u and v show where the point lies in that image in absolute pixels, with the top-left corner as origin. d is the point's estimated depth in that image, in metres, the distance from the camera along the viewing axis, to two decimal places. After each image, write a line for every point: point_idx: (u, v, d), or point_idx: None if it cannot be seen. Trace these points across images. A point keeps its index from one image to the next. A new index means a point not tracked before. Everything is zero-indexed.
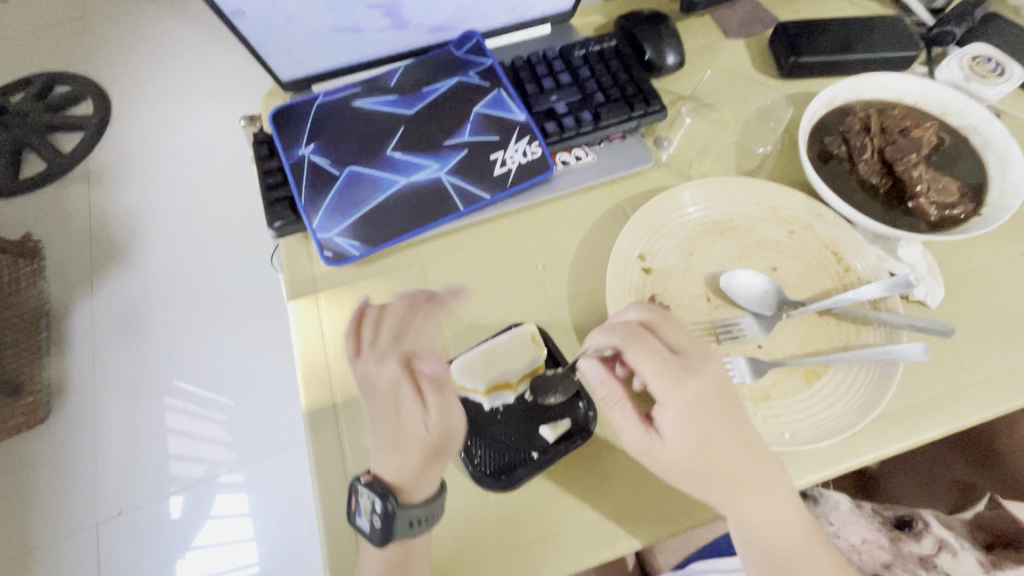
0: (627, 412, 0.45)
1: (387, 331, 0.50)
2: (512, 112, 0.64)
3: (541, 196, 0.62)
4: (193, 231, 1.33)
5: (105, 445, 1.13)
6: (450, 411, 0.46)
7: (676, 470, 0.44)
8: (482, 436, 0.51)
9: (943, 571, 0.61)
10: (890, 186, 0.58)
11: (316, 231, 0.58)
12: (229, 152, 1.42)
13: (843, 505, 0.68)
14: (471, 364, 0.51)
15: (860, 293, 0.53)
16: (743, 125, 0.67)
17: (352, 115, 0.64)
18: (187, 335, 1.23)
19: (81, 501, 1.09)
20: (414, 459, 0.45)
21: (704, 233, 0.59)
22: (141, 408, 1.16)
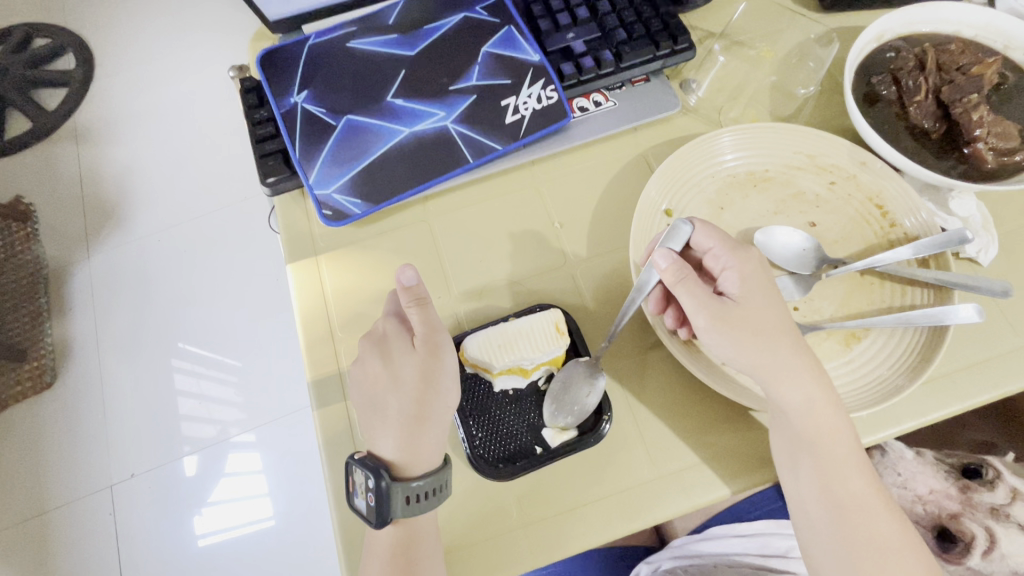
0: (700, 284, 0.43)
1: (406, 293, 0.45)
2: (523, 52, 0.58)
3: (558, 146, 0.57)
4: (188, 190, 1.28)
5: (112, 409, 1.12)
6: (444, 392, 0.45)
7: (749, 348, 0.42)
8: (485, 417, 0.47)
9: (1017, 521, 0.62)
10: (944, 130, 0.52)
11: (313, 187, 0.54)
12: (220, 106, 1.34)
13: (910, 455, 0.67)
14: (486, 343, 0.48)
15: (907, 249, 0.48)
16: (779, 65, 0.60)
17: (348, 58, 0.58)
18: (187, 298, 1.20)
19: (93, 464, 1.09)
20: (399, 429, 0.45)
21: (737, 186, 0.54)
22: (146, 373, 1.15)
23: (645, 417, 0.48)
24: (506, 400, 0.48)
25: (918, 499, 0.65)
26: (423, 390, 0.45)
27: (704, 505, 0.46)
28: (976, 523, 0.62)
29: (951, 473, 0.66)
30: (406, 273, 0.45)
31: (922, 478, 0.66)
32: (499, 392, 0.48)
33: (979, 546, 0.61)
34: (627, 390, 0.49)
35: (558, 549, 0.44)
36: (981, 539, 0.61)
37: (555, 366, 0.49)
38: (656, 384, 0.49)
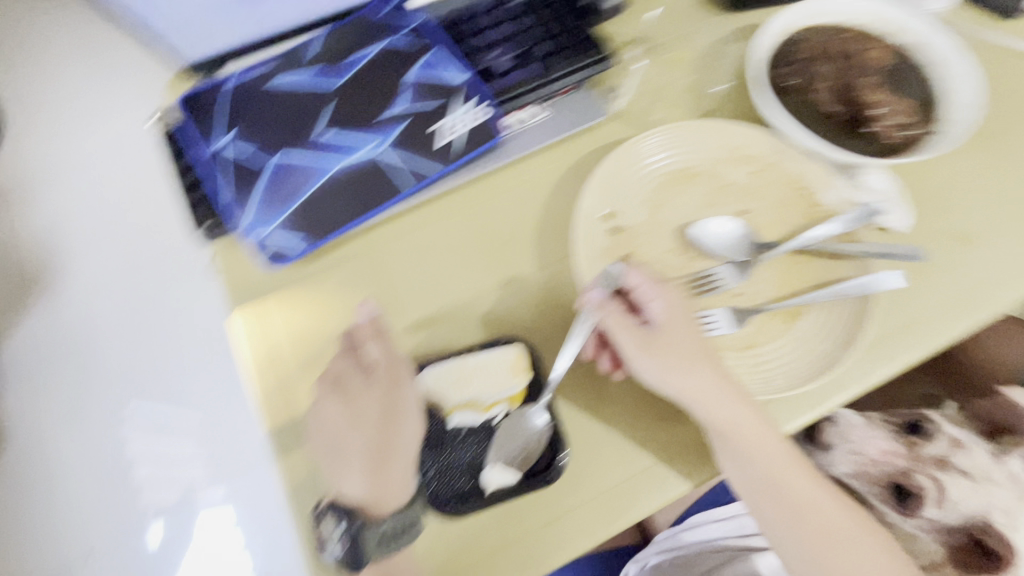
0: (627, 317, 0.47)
1: (367, 328, 0.49)
2: (451, 74, 0.58)
3: (496, 163, 0.58)
4: None
5: None
6: (407, 422, 0.46)
7: (674, 372, 0.45)
8: (440, 456, 0.47)
9: (961, 468, 0.65)
10: (849, 113, 0.56)
11: (250, 229, 0.52)
12: None
13: (858, 422, 0.70)
14: (445, 376, 0.49)
15: (826, 228, 0.52)
16: (695, 66, 0.63)
17: (273, 94, 0.57)
18: None
19: None
20: (365, 462, 0.47)
21: (670, 184, 0.56)
22: None
23: (611, 419, 0.48)
24: (461, 435, 0.48)
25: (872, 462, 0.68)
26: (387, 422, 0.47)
27: (677, 497, 0.47)
28: (927, 477, 0.65)
29: (898, 431, 0.70)
30: (365, 308, 0.51)
31: (873, 441, 0.69)
32: (455, 428, 0.48)
33: (932, 497, 0.64)
34: (591, 394, 0.49)
35: (544, 564, 0.44)
36: (932, 492, 0.64)
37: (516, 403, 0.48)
38: (621, 384, 0.50)
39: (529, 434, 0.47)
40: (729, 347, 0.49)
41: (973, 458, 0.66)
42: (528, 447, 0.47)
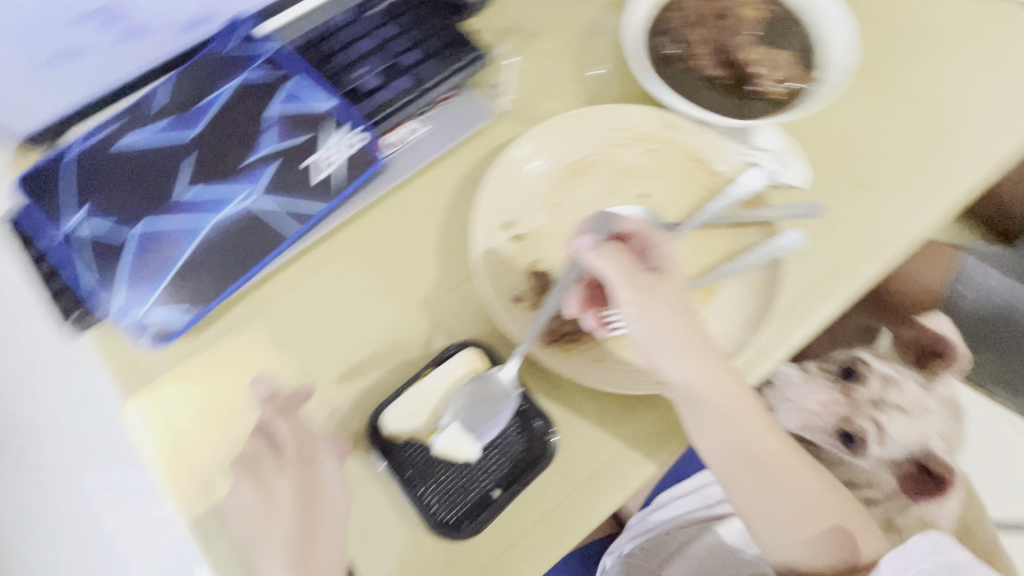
0: (621, 277, 0.42)
1: (266, 405, 0.45)
2: (315, 103, 0.54)
3: (382, 188, 0.54)
4: None
5: None
6: (330, 504, 0.43)
7: (658, 336, 0.42)
8: (434, 482, 0.44)
9: (896, 404, 0.60)
10: (733, 76, 0.55)
11: (123, 314, 0.48)
12: None
13: (793, 376, 0.65)
14: (406, 409, 0.45)
15: (725, 200, 0.51)
16: (575, 51, 0.60)
17: (120, 160, 0.51)
18: None
19: None
20: (284, 555, 0.42)
21: (566, 179, 0.54)
22: None
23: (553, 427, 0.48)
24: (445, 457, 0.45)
25: (815, 417, 0.63)
26: (306, 511, 0.42)
27: (629, 494, 0.46)
28: (866, 419, 0.60)
29: (834, 379, 0.64)
30: (260, 385, 0.46)
31: (810, 393, 0.64)
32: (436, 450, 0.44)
33: (873, 440, 0.59)
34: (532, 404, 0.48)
35: None
36: (872, 433, 0.59)
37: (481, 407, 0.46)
38: (552, 390, 0.48)
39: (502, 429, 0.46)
40: None
41: (908, 389, 0.60)
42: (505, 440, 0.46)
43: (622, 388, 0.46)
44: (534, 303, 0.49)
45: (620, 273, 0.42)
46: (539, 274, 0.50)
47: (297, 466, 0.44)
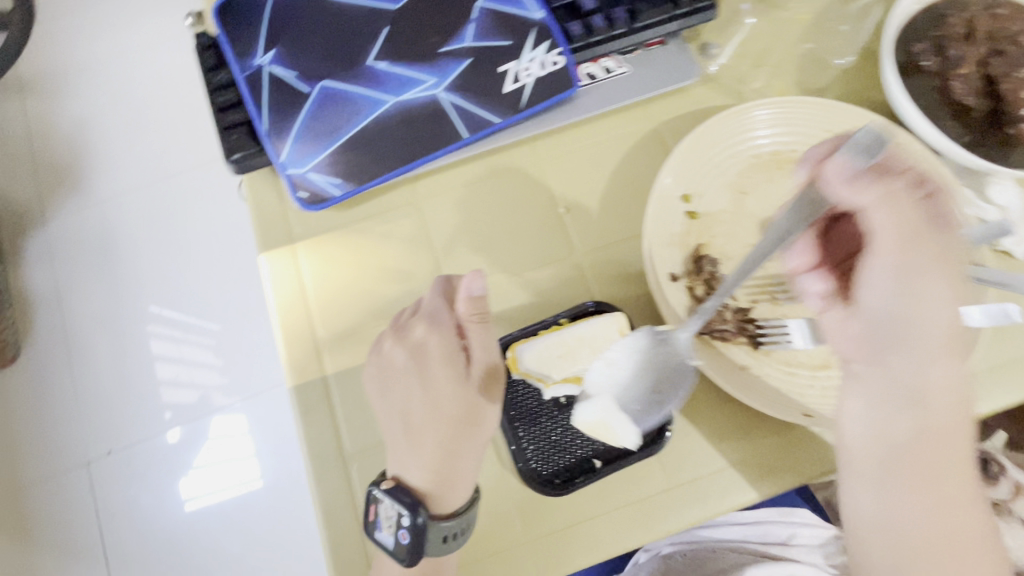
0: (884, 213, 0.33)
1: (468, 303, 0.40)
2: (525, 8, 0.50)
3: (564, 118, 0.51)
4: (152, 152, 1.14)
5: (87, 368, 1.03)
6: (490, 425, 0.40)
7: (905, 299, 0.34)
8: (536, 426, 0.43)
9: None
10: (988, 109, 0.48)
11: (285, 167, 0.47)
12: (178, 72, 1.19)
13: None
14: (544, 352, 0.43)
15: None
16: (810, 30, 0.54)
17: (316, 11, 0.50)
18: (155, 251, 1.09)
19: (66, 434, 1.00)
20: (431, 454, 0.40)
21: (761, 168, 0.49)
22: (117, 343, 1.05)
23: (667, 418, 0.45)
24: (556, 407, 0.44)
25: None
26: (465, 426, 0.40)
27: (729, 511, 0.43)
28: None
29: None
30: (476, 281, 0.40)
31: None
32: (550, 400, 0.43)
33: None
34: None
35: (570, 563, 0.41)
36: None
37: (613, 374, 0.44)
38: None
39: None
40: (796, 364, 0.44)
41: None
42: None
43: (759, 404, 0.42)
44: (689, 286, 0.45)
45: (885, 206, 0.33)
46: (704, 258, 0.46)
47: (471, 378, 0.40)
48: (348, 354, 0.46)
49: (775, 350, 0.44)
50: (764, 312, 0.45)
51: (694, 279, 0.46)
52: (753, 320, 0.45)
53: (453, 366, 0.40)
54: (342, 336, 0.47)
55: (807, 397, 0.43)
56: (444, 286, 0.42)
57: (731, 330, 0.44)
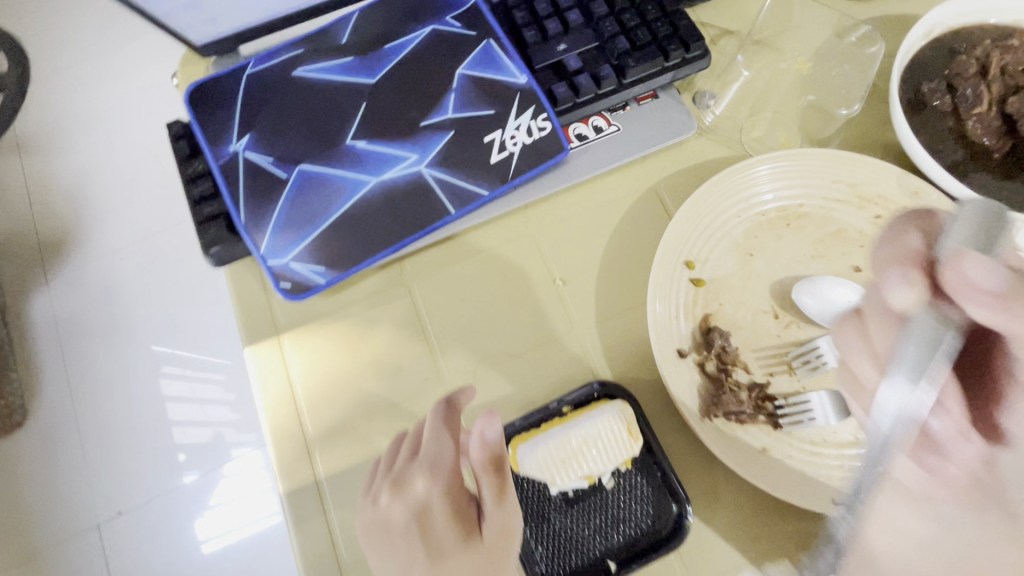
0: None
1: (482, 451, 0.32)
2: (508, 73, 0.48)
3: (555, 184, 0.48)
4: (151, 203, 1.12)
5: (92, 426, 1.00)
6: None
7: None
8: (545, 526, 0.40)
9: None
10: (1007, 150, 0.44)
11: (265, 258, 0.45)
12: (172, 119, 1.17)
13: None
14: (545, 457, 0.37)
15: None
16: (806, 79, 0.52)
17: (291, 91, 0.48)
18: (154, 306, 1.06)
19: (70, 493, 0.96)
20: None
21: (768, 226, 0.46)
22: (119, 400, 1.01)
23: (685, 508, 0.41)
24: (565, 502, 0.41)
25: None
26: None
27: None
28: None
29: None
30: (490, 426, 0.32)
31: None
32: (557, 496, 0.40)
33: None
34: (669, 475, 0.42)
35: None
36: None
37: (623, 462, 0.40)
38: (694, 466, 0.42)
39: (630, 493, 0.41)
40: (820, 442, 0.41)
41: None
42: (629, 505, 0.40)
43: (783, 492, 0.38)
44: (700, 362, 0.42)
45: None
46: (714, 329, 0.43)
47: (484, 553, 0.31)
48: (341, 452, 0.44)
49: (798, 430, 0.41)
50: (782, 385, 0.42)
51: (705, 354, 0.42)
52: (771, 396, 0.42)
53: (460, 536, 0.31)
54: (334, 433, 0.44)
55: (835, 479, 0.39)
56: (448, 417, 0.34)
57: (748, 411, 0.41)
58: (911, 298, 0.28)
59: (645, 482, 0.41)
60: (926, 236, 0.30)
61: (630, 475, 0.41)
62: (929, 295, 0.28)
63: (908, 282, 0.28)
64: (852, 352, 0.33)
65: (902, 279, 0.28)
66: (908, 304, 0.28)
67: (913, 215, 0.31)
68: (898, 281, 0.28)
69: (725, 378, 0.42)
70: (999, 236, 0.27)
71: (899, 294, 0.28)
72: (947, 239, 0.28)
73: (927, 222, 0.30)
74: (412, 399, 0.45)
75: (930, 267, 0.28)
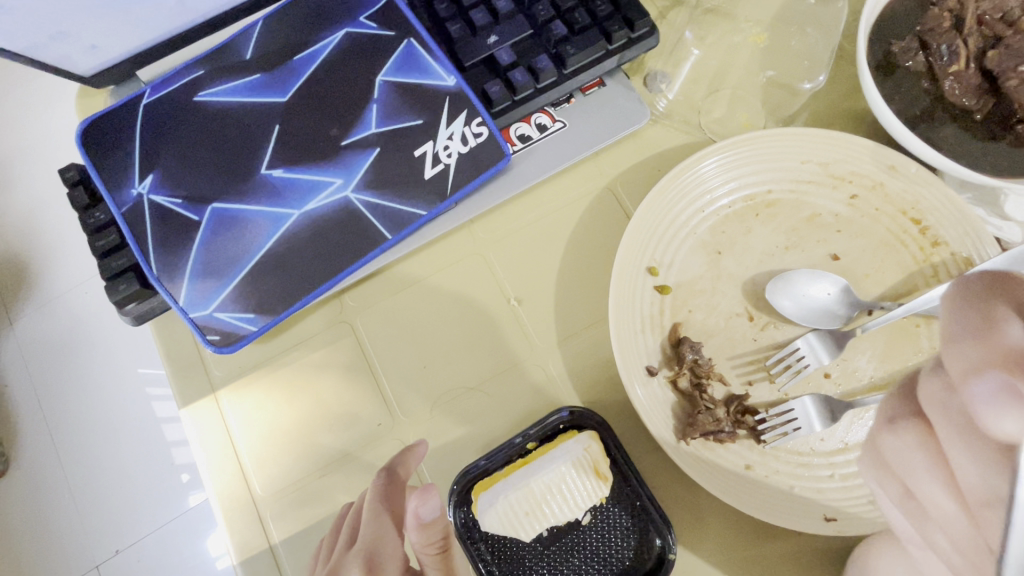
0: None
1: (423, 531, 0.29)
2: (435, 75, 0.43)
3: (501, 193, 0.44)
4: (31, 235, 0.90)
5: (39, 472, 0.84)
6: None
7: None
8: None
9: None
10: (990, 108, 0.40)
11: (185, 311, 0.40)
12: (41, 125, 0.94)
13: None
14: (509, 511, 0.36)
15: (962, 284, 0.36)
16: (766, 48, 0.47)
17: (195, 118, 0.43)
18: (59, 353, 0.87)
19: (39, 553, 0.82)
20: None
21: (736, 219, 0.42)
22: (53, 450, 0.84)
23: None
24: (539, 549, 0.36)
25: None
26: None
27: None
28: None
29: None
30: (428, 502, 0.29)
31: None
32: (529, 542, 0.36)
33: None
34: None
35: None
36: None
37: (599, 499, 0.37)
38: (675, 492, 0.38)
39: (609, 529, 0.37)
40: (808, 453, 0.37)
41: None
42: (610, 540, 0.36)
43: (772, 514, 0.35)
44: (672, 379, 0.39)
45: None
46: (684, 340, 0.39)
47: None
48: (293, 514, 0.40)
49: (784, 443, 0.37)
50: (763, 394, 0.39)
51: (676, 370, 0.39)
52: (751, 409, 0.38)
53: None
54: (284, 493, 0.40)
55: (827, 493, 0.36)
56: (387, 493, 0.31)
57: (728, 429, 0.37)
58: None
59: (623, 515, 0.37)
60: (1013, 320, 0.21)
61: (608, 508, 0.37)
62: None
63: (1020, 402, 0.18)
64: (913, 473, 0.24)
65: (1007, 393, 0.18)
66: (1021, 435, 0.18)
67: (980, 284, 0.22)
68: (1002, 401, 0.18)
69: (701, 394, 0.38)
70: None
71: (1012, 426, 0.18)
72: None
73: (1004, 294, 0.21)
74: (367, 448, 0.41)
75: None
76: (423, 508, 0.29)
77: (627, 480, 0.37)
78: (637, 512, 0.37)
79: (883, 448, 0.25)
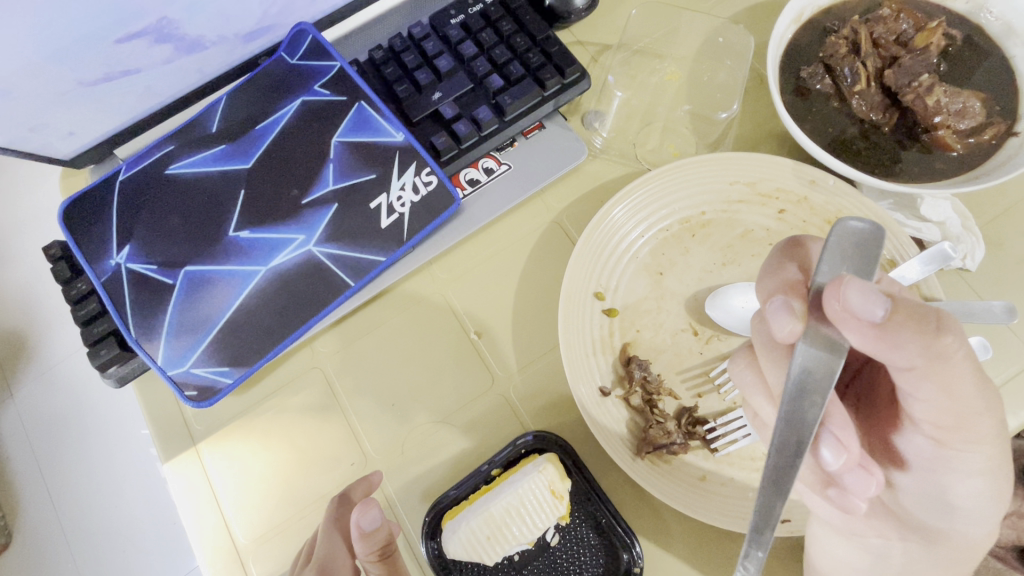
0: (895, 328, 0.25)
1: (365, 542, 0.32)
2: (385, 132, 0.46)
3: (454, 236, 0.46)
4: (26, 308, 0.93)
5: (40, 546, 0.84)
6: None
7: (956, 414, 0.28)
8: None
9: None
10: (897, 121, 0.44)
11: (165, 370, 0.42)
12: (33, 201, 0.98)
13: None
14: (472, 537, 0.37)
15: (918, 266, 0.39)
16: (688, 82, 0.51)
17: (168, 189, 0.46)
18: (55, 424, 0.88)
19: None
20: None
21: (673, 241, 0.45)
22: (54, 522, 0.85)
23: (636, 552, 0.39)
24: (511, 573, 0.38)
25: None
26: None
27: None
28: None
29: None
30: (367, 513, 0.32)
31: None
32: (498, 564, 0.37)
33: None
34: None
35: None
36: None
37: (563, 517, 0.38)
38: (640, 505, 0.40)
39: (577, 547, 0.38)
40: (760, 457, 0.39)
41: None
42: (579, 559, 0.38)
43: (731, 521, 0.36)
44: (625, 397, 0.41)
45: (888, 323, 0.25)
46: (633, 359, 0.41)
47: None
48: (277, 558, 0.41)
49: (735, 450, 0.39)
50: (713, 404, 0.41)
51: (628, 388, 0.41)
52: (701, 419, 0.40)
53: None
54: (267, 538, 0.42)
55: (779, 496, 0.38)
56: (340, 514, 0.35)
57: (679, 441, 0.39)
58: (797, 329, 0.26)
59: (590, 532, 0.38)
60: (803, 265, 0.30)
61: (575, 526, 0.38)
62: (810, 320, 0.27)
63: (792, 312, 0.27)
64: (750, 389, 0.33)
65: (785, 307, 0.27)
66: (792, 334, 0.27)
67: (789, 244, 0.31)
68: (783, 312, 0.27)
69: (651, 409, 0.40)
70: (873, 262, 0.26)
71: (786, 328, 0.27)
72: (822, 265, 0.27)
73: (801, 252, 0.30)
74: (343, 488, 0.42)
75: (813, 297, 0.27)
76: (363, 521, 0.32)
77: (591, 496, 0.39)
78: (603, 531, 0.38)
79: (733, 377, 0.34)
